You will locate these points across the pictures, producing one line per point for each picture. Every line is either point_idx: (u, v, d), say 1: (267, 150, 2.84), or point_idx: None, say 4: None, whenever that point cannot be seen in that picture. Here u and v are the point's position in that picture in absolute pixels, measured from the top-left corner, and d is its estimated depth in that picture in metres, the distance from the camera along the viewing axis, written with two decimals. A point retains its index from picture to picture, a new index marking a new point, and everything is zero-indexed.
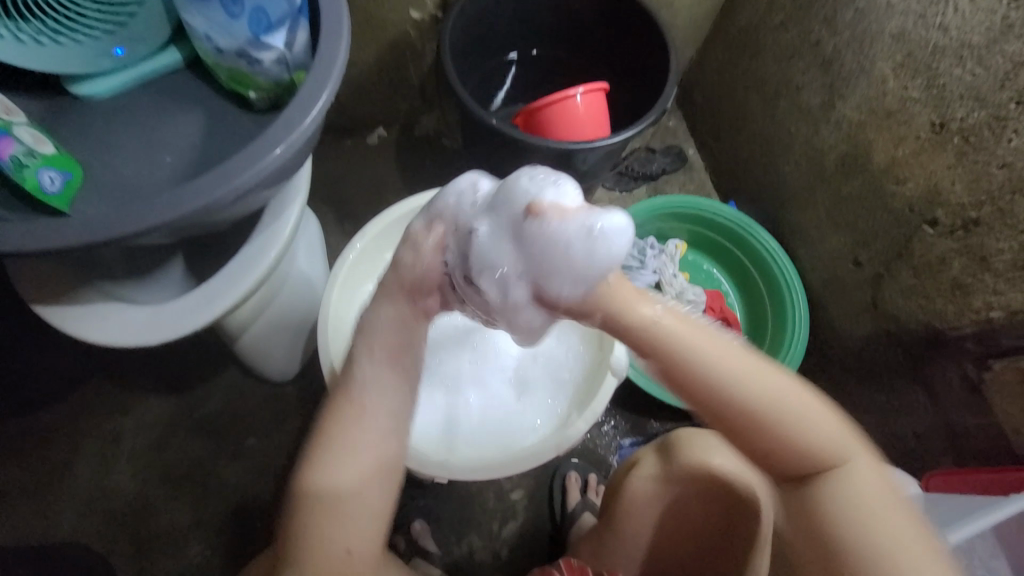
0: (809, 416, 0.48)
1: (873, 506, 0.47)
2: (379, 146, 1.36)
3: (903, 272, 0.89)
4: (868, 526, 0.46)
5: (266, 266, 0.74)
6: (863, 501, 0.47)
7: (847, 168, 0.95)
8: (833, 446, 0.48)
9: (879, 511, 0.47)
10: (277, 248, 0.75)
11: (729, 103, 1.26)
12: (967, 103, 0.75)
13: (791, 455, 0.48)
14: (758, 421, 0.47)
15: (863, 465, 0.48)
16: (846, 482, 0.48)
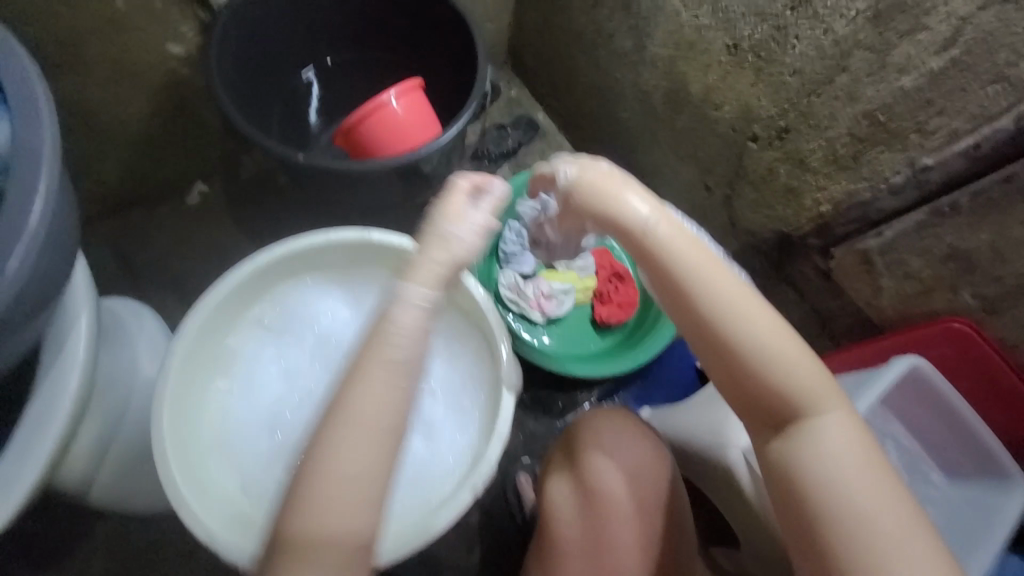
0: (784, 360, 0.56)
1: (852, 455, 0.56)
2: (204, 204, 1.16)
3: (744, 189, 0.94)
4: (849, 474, 0.55)
5: (70, 403, 0.65)
6: (845, 449, 0.56)
7: (674, 103, 0.98)
8: (800, 390, 0.56)
9: (860, 460, 0.55)
10: (78, 370, 0.67)
11: (557, 62, 1.24)
12: (750, 19, 0.77)
13: (781, 398, 0.56)
14: (753, 363, 0.56)
15: (829, 413, 0.57)
16: (832, 426, 0.56)
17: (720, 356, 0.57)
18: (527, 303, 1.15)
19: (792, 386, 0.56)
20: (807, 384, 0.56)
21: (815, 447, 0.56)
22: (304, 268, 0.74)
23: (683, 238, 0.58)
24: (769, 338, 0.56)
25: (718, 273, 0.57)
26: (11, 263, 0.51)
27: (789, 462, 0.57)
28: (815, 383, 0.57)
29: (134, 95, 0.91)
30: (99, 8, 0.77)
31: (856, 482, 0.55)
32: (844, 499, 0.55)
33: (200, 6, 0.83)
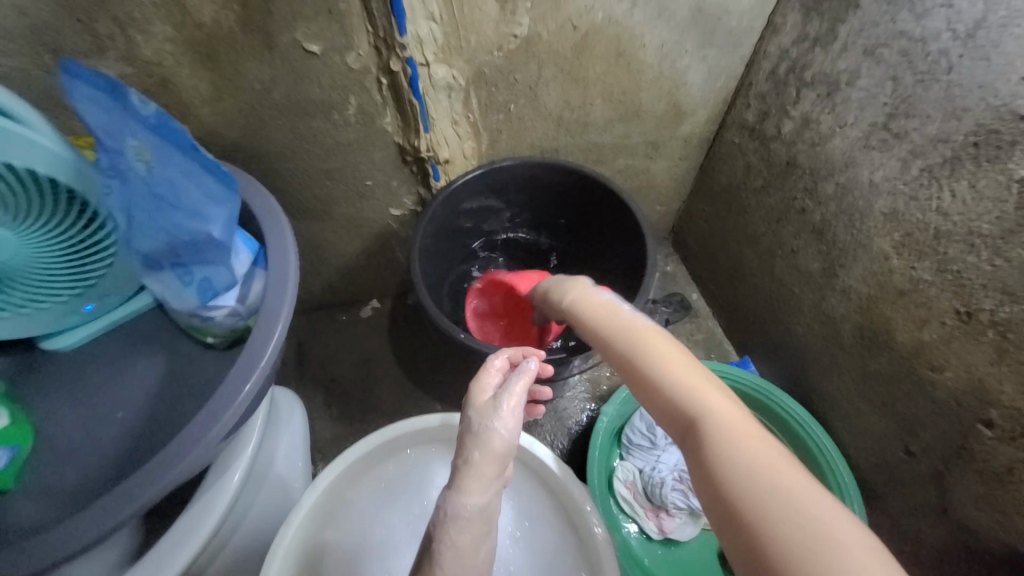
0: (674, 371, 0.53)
1: (763, 448, 0.44)
2: (372, 318, 1.33)
3: (965, 474, 0.72)
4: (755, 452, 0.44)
5: (223, 505, 0.70)
6: (736, 426, 0.46)
7: (867, 341, 0.84)
8: (686, 396, 0.50)
9: (778, 464, 0.42)
10: (238, 475, 0.73)
11: (722, 252, 1.21)
12: (994, 295, 0.63)
13: (686, 429, 0.49)
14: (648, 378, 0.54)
15: (724, 416, 0.48)
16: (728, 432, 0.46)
17: (631, 370, 0.57)
18: (644, 510, 1.00)
19: (665, 375, 0.53)
20: (712, 396, 0.49)
21: (708, 441, 0.46)
22: (436, 439, 0.75)
23: (591, 305, 0.68)
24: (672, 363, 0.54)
25: (627, 322, 0.62)
26: (238, 404, 0.61)
27: (700, 471, 0.46)
28: (725, 426, 0.47)
29: (353, 238, 1.11)
30: (352, 184, 0.98)
31: (790, 496, 0.40)
32: (785, 523, 0.39)
33: (423, 186, 1.01)
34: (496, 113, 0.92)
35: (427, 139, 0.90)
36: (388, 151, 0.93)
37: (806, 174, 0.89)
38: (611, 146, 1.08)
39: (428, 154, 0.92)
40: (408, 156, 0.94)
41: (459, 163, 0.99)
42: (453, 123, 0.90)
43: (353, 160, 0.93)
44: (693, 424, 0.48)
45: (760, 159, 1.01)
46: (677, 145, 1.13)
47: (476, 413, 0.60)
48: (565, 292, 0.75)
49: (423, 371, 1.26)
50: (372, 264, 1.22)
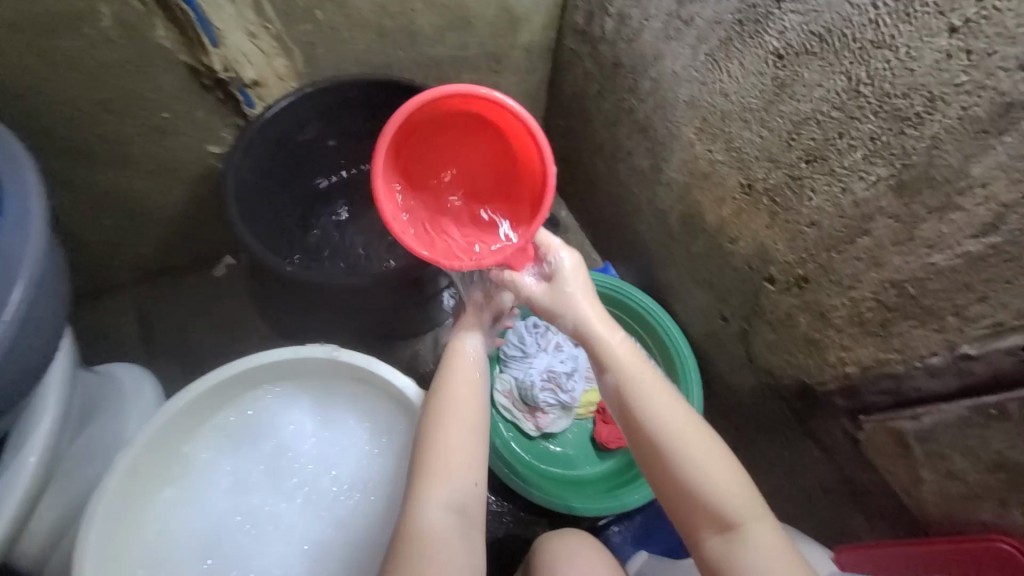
0: (723, 476, 0.60)
1: (763, 535, 0.58)
2: (226, 277, 1.20)
3: (762, 327, 0.84)
4: (773, 550, 0.58)
5: (24, 482, 0.64)
6: (768, 550, 0.58)
7: (689, 227, 0.92)
8: (740, 504, 0.59)
9: (767, 516, 0.60)
10: (40, 450, 0.67)
11: (580, 166, 1.24)
12: (763, 164, 0.71)
13: (705, 514, 0.59)
14: (662, 449, 0.60)
15: (764, 530, 0.58)
16: (757, 534, 0.58)
17: (650, 453, 0.61)
18: (521, 413, 1.08)
19: (716, 488, 0.59)
20: (721, 484, 0.59)
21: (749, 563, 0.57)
22: (273, 378, 0.72)
23: (616, 347, 0.64)
24: (713, 464, 0.60)
25: (646, 376, 0.63)
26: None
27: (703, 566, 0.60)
28: (722, 481, 0.59)
29: (170, 184, 0.98)
30: (145, 119, 0.86)
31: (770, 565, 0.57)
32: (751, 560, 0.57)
33: (238, 115, 0.90)
34: (300, 21, 0.83)
35: (219, 55, 0.80)
36: (178, 73, 0.82)
37: (629, 74, 0.92)
38: (449, 59, 1.03)
39: (227, 74, 0.82)
40: (206, 79, 0.83)
41: (274, 86, 0.90)
42: (249, 35, 0.80)
43: (136, 86, 0.81)
44: (737, 528, 0.58)
45: (594, 64, 1.02)
46: (520, 56, 1.11)
47: (478, 305, 0.72)
48: (568, 313, 0.65)
49: (290, 322, 1.17)
50: (209, 216, 1.09)
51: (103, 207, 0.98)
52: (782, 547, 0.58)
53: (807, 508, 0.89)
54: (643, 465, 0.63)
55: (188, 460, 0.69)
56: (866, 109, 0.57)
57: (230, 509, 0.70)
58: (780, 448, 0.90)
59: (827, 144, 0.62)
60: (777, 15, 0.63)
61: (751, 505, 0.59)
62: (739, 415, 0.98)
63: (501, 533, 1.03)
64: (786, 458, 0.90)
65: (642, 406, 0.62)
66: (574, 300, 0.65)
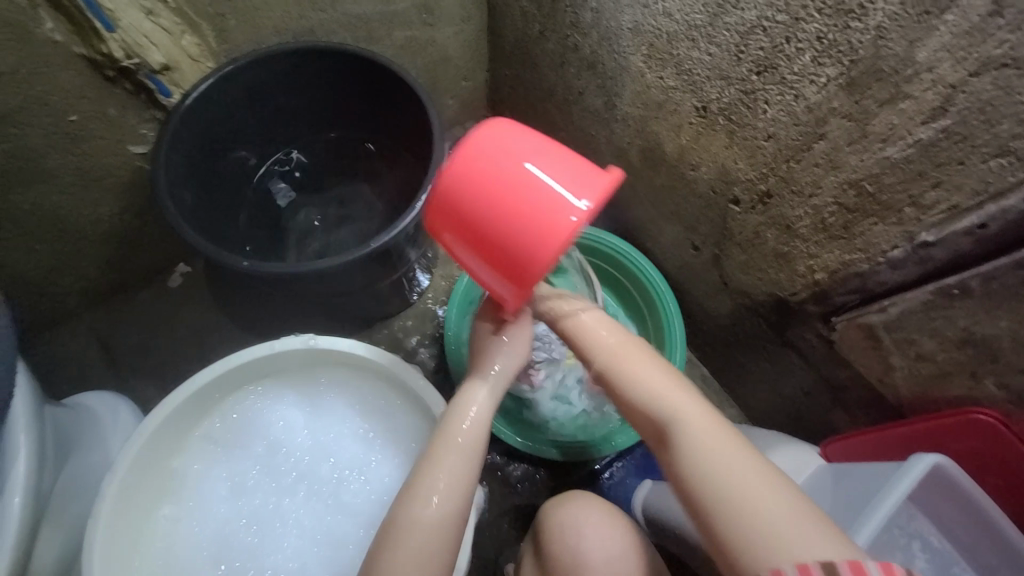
0: (650, 376, 0.57)
1: (702, 433, 0.54)
2: (183, 286, 1.14)
3: (733, 250, 0.85)
4: (724, 459, 0.53)
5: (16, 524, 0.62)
6: (710, 450, 0.53)
7: (650, 161, 0.91)
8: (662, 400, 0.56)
9: (713, 426, 0.55)
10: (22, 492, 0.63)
11: (533, 117, 1.20)
12: (716, 83, 0.69)
13: (647, 420, 0.57)
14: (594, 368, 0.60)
15: (700, 424, 0.55)
16: (697, 433, 0.54)
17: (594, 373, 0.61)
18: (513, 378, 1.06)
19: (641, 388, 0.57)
20: (651, 382, 0.57)
21: (686, 458, 0.54)
22: (256, 376, 0.70)
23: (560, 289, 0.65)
24: (645, 369, 0.58)
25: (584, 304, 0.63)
26: None
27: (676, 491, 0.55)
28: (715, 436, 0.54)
29: (99, 194, 0.90)
30: (52, 124, 0.77)
31: (760, 511, 0.50)
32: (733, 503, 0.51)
33: (155, 107, 0.83)
34: None
35: (117, 41, 0.72)
36: (76, 67, 0.73)
37: (568, 8, 0.88)
38: (378, 16, 0.96)
39: (132, 61, 0.75)
40: (109, 70, 0.75)
41: (189, 69, 0.82)
42: (146, 13, 0.72)
43: (33, 89, 0.73)
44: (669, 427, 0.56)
45: (530, 3, 0.97)
46: (453, 5, 1.04)
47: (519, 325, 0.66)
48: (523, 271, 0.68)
49: (262, 323, 1.13)
50: (149, 223, 1.01)
51: (29, 230, 0.90)
52: (764, 480, 0.52)
53: (793, 412, 0.94)
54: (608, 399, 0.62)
55: (182, 473, 0.68)
56: (808, 7, 0.55)
57: (234, 513, 0.69)
58: (762, 362, 0.94)
59: (775, 52, 0.60)
60: None
61: (674, 399, 0.56)
62: (721, 338, 1.01)
63: (512, 489, 1.06)
64: (769, 371, 0.94)
65: (620, 379, 0.58)
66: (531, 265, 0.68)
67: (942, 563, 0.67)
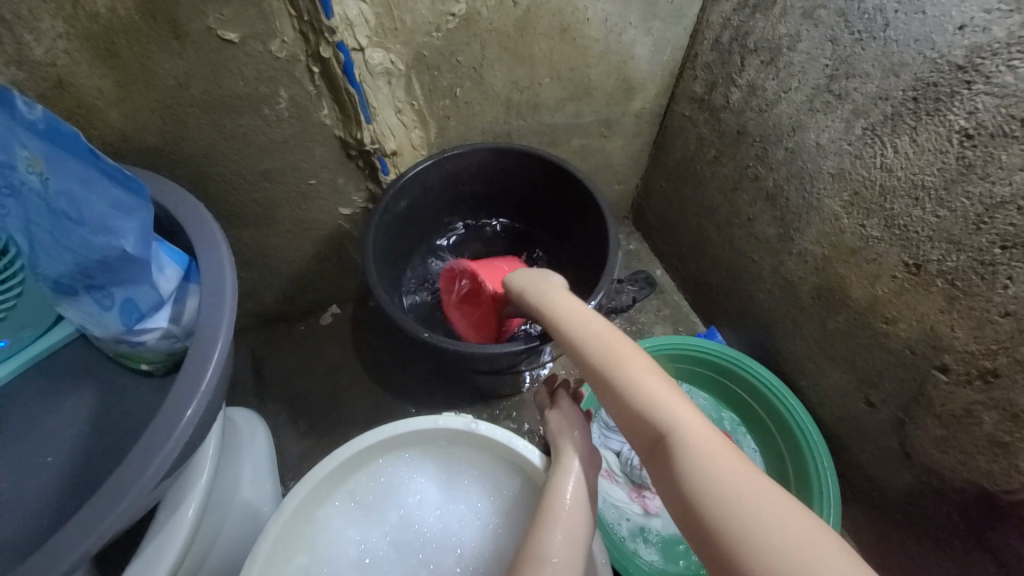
0: (642, 376, 0.60)
1: (707, 446, 0.52)
2: (332, 326, 1.25)
3: (926, 420, 0.75)
4: (718, 459, 0.51)
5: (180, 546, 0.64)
6: (716, 463, 0.51)
7: (826, 301, 0.85)
8: (666, 409, 0.57)
9: (712, 438, 0.53)
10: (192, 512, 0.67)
11: (683, 229, 1.21)
12: (940, 245, 0.65)
13: (649, 430, 0.56)
14: (602, 365, 0.63)
15: (693, 423, 0.55)
16: (687, 433, 0.54)
17: (596, 374, 0.64)
18: (627, 492, 1.02)
19: (635, 382, 0.60)
20: (643, 387, 0.59)
21: (688, 463, 0.52)
22: (407, 444, 0.72)
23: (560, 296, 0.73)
24: (643, 371, 0.61)
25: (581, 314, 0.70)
26: (168, 451, 0.53)
27: (668, 485, 0.53)
28: (659, 393, 0.59)
29: (302, 241, 1.04)
30: (295, 184, 0.92)
31: (723, 472, 0.50)
32: (698, 475, 0.50)
33: (372, 181, 0.96)
34: (441, 98, 0.89)
35: (371, 130, 0.86)
36: (330, 145, 0.88)
37: (756, 143, 0.90)
38: (565, 126, 1.06)
39: (373, 145, 0.88)
40: (352, 150, 0.89)
41: (408, 154, 0.95)
42: (397, 112, 0.87)
43: (294, 159, 0.88)
44: (669, 441, 0.54)
45: (711, 131, 1.01)
46: (630, 122, 1.12)
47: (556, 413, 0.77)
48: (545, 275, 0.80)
49: (391, 374, 1.19)
50: (325, 269, 1.14)
51: (241, 262, 1.05)
52: (760, 481, 0.49)
53: None
54: (604, 402, 0.63)
55: (323, 528, 0.69)
56: None
57: None
58: (946, 561, 0.78)
59: None
60: (966, 94, 0.59)
61: (675, 416, 0.56)
62: (886, 513, 0.87)
63: None
64: (955, 575, 0.78)
65: (620, 372, 0.61)
66: (544, 278, 0.79)
67: None
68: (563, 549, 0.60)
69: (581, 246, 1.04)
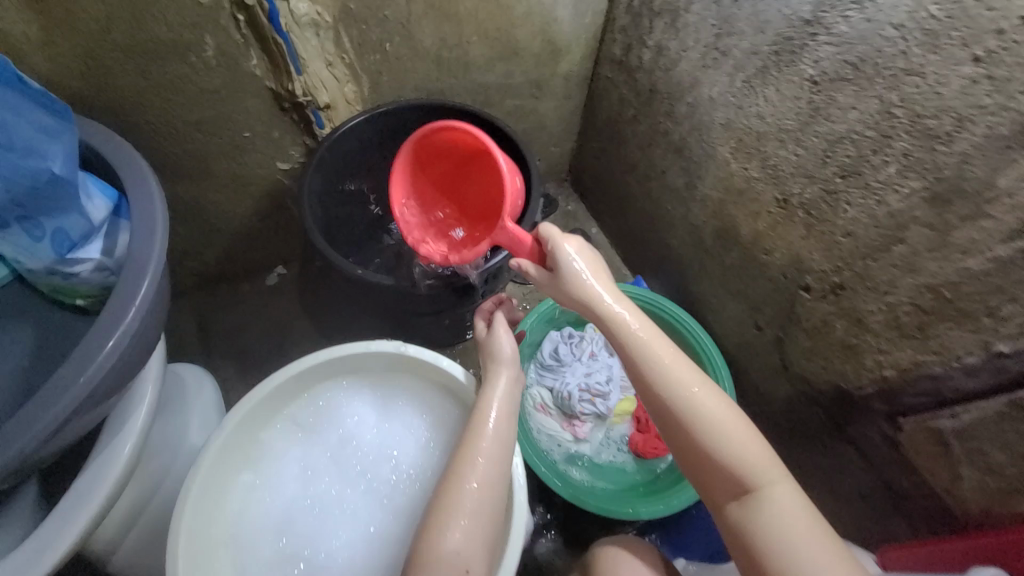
0: (706, 400, 0.63)
1: (750, 463, 0.60)
2: (279, 285, 1.28)
3: (797, 335, 0.88)
4: (789, 507, 0.58)
5: (122, 466, 0.69)
6: (798, 517, 0.58)
7: (723, 240, 0.97)
8: (734, 457, 0.61)
9: (773, 462, 0.61)
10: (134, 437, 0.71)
11: (612, 187, 1.31)
12: (800, 180, 0.76)
13: (722, 484, 0.62)
14: (666, 406, 0.64)
15: (785, 488, 0.60)
16: (778, 498, 0.59)
17: (651, 398, 0.65)
18: (560, 423, 1.13)
19: (708, 441, 0.62)
20: (708, 411, 0.63)
21: (770, 527, 0.58)
22: (342, 370, 0.78)
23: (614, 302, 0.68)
24: (704, 398, 0.63)
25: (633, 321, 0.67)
26: (102, 361, 0.58)
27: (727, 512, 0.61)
28: (716, 408, 0.63)
29: (241, 197, 1.06)
30: (230, 137, 0.94)
31: (793, 531, 0.57)
32: (725, 461, 0.61)
33: (308, 135, 1.00)
34: (372, 53, 0.93)
35: (301, 81, 0.90)
36: (262, 97, 0.91)
37: (665, 100, 1.00)
38: (497, 86, 1.12)
39: (305, 98, 0.92)
40: (285, 102, 0.93)
41: (342, 109, 0.99)
42: (327, 64, 0.91)
43: (226, 109, 0.90)
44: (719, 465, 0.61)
45: (630, 91, 1.10)
46: (559, 84, 1.19)
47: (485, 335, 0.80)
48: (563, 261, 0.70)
49: (337, 328, 1.23)
50: (268, 227, 1.17)
51: (179, 218, 1.06)
52: (837, 553, 0.56)
53: (846, 515, 0.91)
54: (652, 412, 0.66)
55: (266, 447, 0.75)
56: (898, 128, 0.63)
57: (299, 495, 0.74)
58: (816, 454, 0.93)
59: (862, 161, 0.67)
60: (813, 45, 0.69)
61: (731, 439, 0.62)
62: (773, 423, 1.01)
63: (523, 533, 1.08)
64: (822, 465, 0.92)
65: (699, 421, 0.62)
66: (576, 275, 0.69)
67: None
68: (487, 456, 0.67)
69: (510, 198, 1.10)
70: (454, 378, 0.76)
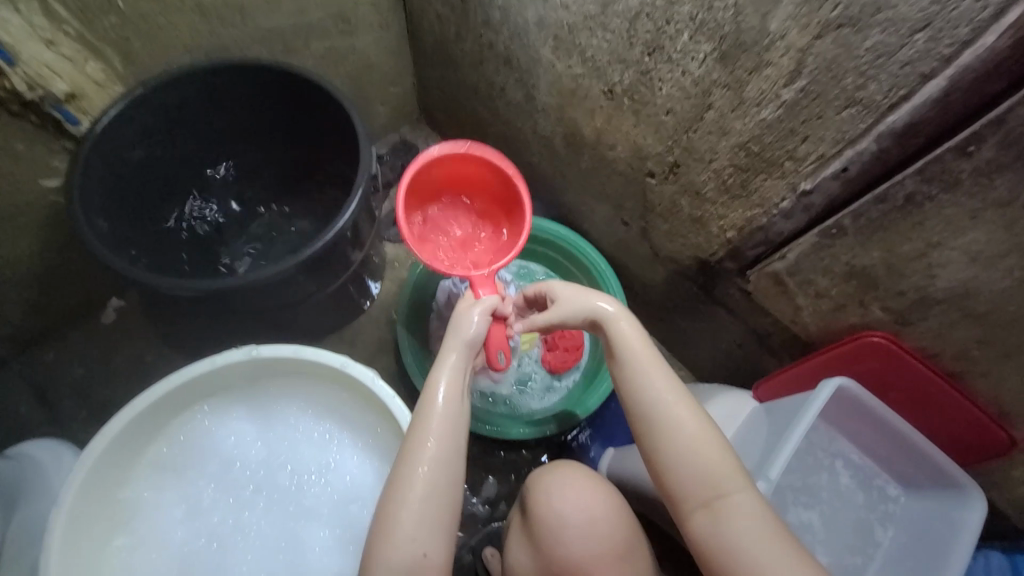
0: (691, 422, 0.59)
1: (721, 475, 0.57)
2: (120, 321, 1.08)
3: (656, 221, 0.91)
4: (744, 516, 0.56)
5: None
6: (748, 524, 0.55)
7: (573, 146, 0.96)
8: (706, 476, 0.57)
9: (733, 469, 0.58)
10: None
11: (463, 116, 1.21)
12: (616, 66, 0.75)
13: (687, 496, 0.58)
14: (651, 428, 0.60)
15: (744, 496, 0.57)
16: (737, 501, 0.56)
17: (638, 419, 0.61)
18: None
19: (688, 464, 0.58)
20: (697, 436, 0.58)
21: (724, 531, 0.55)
22: (189, 402, 0.76)
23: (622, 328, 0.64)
24: (695, 425, 0.59)
25: (639, 349, 0.63)
26: None
27: (696, 525, 0.57)
28: (700, 432, 0.59)
29: (14, 231, 0.87)
30: None
31: (745, 541, 0.55)
32: (696, 480, 0.57)
33: (67, 138, 0.81)
34: (103, 15, 0.75)
35: (19, 74, 0.71)
36: None
37: (478, 8, 0.92)
38: (292, 28, 0.96)
39: (35, 92, 0.74)
40: (12, 104, 0.74)
41: (98, 96, 0.81)
42: (47, 44, 0.73)
43: None
44: (698, 485, 0.57)
45: (444, 6, 1.00)
46: (369, 12, 1.04)
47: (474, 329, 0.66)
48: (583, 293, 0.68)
49: (206, 349, 1.09)
50: (74, 259, 0.97)
51: None
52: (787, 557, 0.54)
53: (733, 367, 1.02)
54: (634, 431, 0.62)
55: (135, 503, 0.74)
56: None
57: (190, 532, 0.76)
58: (699, 323, 1.01)
59: (660, 33, 0.67)
60: None
61: (709, 457, 0.58)
62: (662, 307, 1.07)
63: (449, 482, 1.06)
64: (706, 331, 1.01)
65: (679, 444, 0.58)
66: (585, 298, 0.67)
67: (863, 475, 0.80)
68: (442, 440, 0.60)
69: (342, 155, 0.97)
70: (304, 371, 0.76)
